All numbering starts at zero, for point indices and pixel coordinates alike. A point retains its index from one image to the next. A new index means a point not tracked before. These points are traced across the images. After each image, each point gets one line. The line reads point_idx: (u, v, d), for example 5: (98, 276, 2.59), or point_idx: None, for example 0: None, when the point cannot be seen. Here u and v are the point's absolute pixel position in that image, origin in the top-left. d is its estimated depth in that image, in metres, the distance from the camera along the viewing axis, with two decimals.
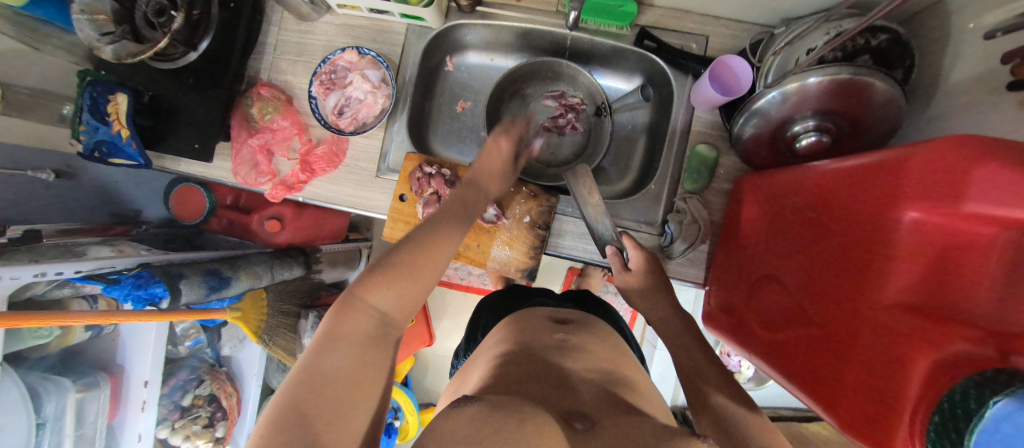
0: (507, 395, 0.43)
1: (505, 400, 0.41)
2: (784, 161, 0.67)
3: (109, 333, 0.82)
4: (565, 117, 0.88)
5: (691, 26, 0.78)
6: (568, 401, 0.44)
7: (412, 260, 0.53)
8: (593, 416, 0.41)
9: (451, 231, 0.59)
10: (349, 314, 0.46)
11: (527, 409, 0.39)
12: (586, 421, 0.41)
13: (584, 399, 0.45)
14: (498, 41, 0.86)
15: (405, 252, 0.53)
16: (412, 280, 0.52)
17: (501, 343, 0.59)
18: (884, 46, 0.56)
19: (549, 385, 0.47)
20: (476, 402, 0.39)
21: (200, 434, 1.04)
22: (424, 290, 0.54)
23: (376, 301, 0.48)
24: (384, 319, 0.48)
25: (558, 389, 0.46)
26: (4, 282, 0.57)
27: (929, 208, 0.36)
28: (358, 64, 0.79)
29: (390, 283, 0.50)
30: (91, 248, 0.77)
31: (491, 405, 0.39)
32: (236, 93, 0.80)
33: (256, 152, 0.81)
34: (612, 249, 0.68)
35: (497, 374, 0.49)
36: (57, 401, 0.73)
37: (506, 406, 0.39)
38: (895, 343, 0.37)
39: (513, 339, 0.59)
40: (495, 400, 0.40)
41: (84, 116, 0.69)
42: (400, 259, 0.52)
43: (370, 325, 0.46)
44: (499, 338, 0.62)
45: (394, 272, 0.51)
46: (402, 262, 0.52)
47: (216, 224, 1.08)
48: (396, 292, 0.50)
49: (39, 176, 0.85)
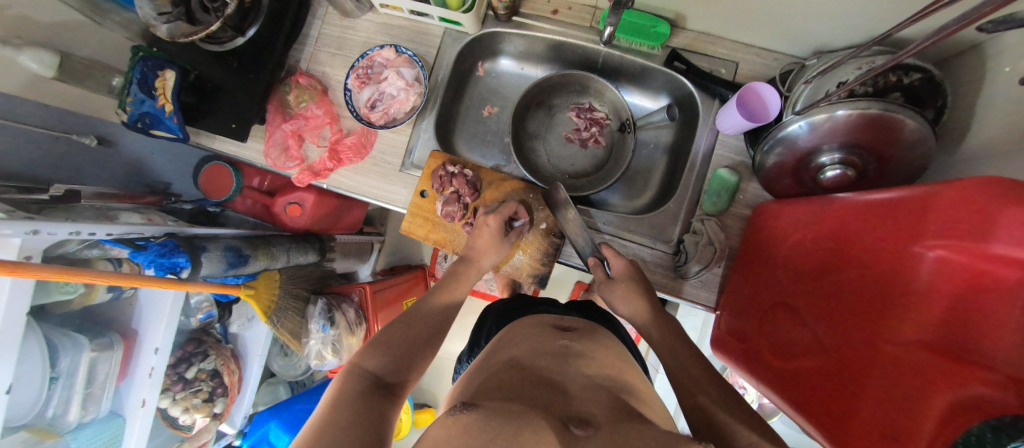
0: (507, 401, 0.43)
1: (504, 406, 0.41)
2: (807, 191, 0.67)
3: (128, 297, 0.84)
4: (589, 131, 0.89)
5: (722, 52, 0.80)
6: (567, 407, 0.43)
7: (405, 329, 0.61)
8: (595, 421, 0.40)
9: (441, 302, 0.69)
10: (349, 379, 0.50)
11: (526, 415, 0.39)
12: (588, 426, 0.39)
13: (585, 405, 0.44)
14: (530, 52, 0.89)
15: (395, 325, 0.61)
16: (404, 346, 0.58)
17: (505, 348, 0.59)
18: (918, 84, 0.57)
19: (548, 390, 0.46)
20: (474, 410, 0.39)
21: (200, 407, 1.04)
22: (418, 355, 0.59)
23: (371, 365, 0.53)
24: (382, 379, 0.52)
25: (558, 395, 0.46)
26: (42, 237, 0.60)
27: (955, 247, 0.36)
28: (394, 62, 0.83)
29: (383, 350, 0.56)
30: (123, 213, 0.80)
31: (489, 412, 0.39)
32: (276, 80, 0.84)
33: (288, 136, 0.84)
34: (594, 260, 0.75)
35: (498, 380, 0.49)
36: (72, 357, 0.75)
37: (506, 412, 0.39)
38: (912, 380, 0.36)
39: (516, 346, 0.58)
40: (493, 406, 0.41)
41: (134, 89, 0.72)
42: (391, 330, 0.60)
43: (370, 383, 0.51)
44: (503, 342, 0.62)
45: (385, 340, 0.58)
46: (393, 331, 0.60)
47: (240, 203, 1.11)
48: (388, 357, 0.56)
49: (83, 140, 0.89)
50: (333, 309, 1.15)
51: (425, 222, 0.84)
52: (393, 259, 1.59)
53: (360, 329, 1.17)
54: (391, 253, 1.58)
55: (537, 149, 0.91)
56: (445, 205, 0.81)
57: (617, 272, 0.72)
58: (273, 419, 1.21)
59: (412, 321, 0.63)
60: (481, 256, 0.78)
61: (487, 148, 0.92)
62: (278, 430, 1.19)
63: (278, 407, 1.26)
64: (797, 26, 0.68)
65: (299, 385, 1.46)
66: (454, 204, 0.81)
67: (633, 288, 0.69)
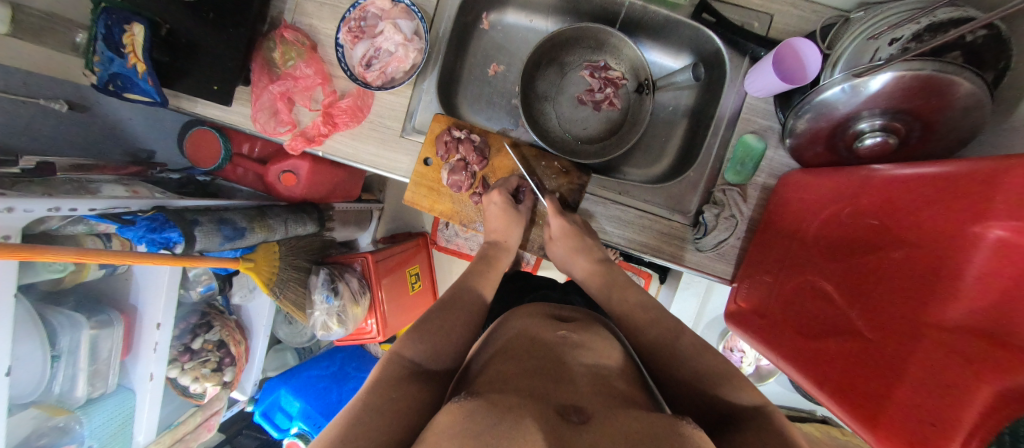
0: (507, 393, 0.40)
1: (504, 397, 0.38)
2: (839, 160, 0.63)
3: (122, 272, 0.81)
4: (603, 92, 0.83)
5: (756, 2, 0.71)
6: (564, 396, 0.41)
7: (444, 318, 0.59)
8: (589, 410, 0.38)
9: (478, 290, 0.67)
10: (389, 367, 0.50)
11: (524, 407, 0.37)
12: (581, 415, 0.37)
13: (583, 394, 0.42)
14: (540, 1, 0.80)
15: (436, 311, 0.60)
16: (442, 333, 0.57)
17: (503, 336, 0.57)
18: (981, 41, 0.50)
19: (548, 380, 0.44)
20: (475, 398, 0.37)
21: (209, 376, 1.05)
22: (455, 339, 0.57)
23: (410, 353, 0.53)
24: (417, 367, 0.51)
25: (556, 383, 0.43)
26: (18, 215, 0.55)
27: (1019, 227, 0.33)
28: (390, 12, 0.74)
29: (421, 337, 0.55)
30: (106, 186, 0.74)
31: (489, 400, 0.37)
32: (259, 34, 0.75)
33: (276, 99, 0.77)
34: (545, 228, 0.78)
35: (496, 372, 0.46)
36: (71, 336, 0.73)
37: (504, 404, 0.36)
38: (957, 368, 0.35)
39: (514, 334, 0.56)
40: (492, 398, 0.37)
41: (99, 46, 0.64)
42: (434, 316, 0.59)
43: (406, 372, 0.50)
44: (501, 329, 0.61)
45: (424, 328, 0.57)
46: (433, 319, 0.58)
47: (230, 172, 1.05)
48: (427, 345, 0.54)
49: (52, 106, 0.81)
50: (336, 279, 1.13)
51: (429, 192, 0.79)
52: (393, 226, 1.55)
53: (364, 298, 1.16)
54: (391, 220, 1.55)
55: (547, 112, 0.85)
56: (452, 174, 0.76)
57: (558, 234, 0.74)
58: (284, 386, 1.24)
59: (452, 309, 0.61)
60: (506, 236, 0.76)
61: (494, 111, 0.86)
62: (289, 396, 1.22)
63: (286, 374, 1.29)
64: None
65: (306, 352, 1.48)
66: (461, 172, 0.76)
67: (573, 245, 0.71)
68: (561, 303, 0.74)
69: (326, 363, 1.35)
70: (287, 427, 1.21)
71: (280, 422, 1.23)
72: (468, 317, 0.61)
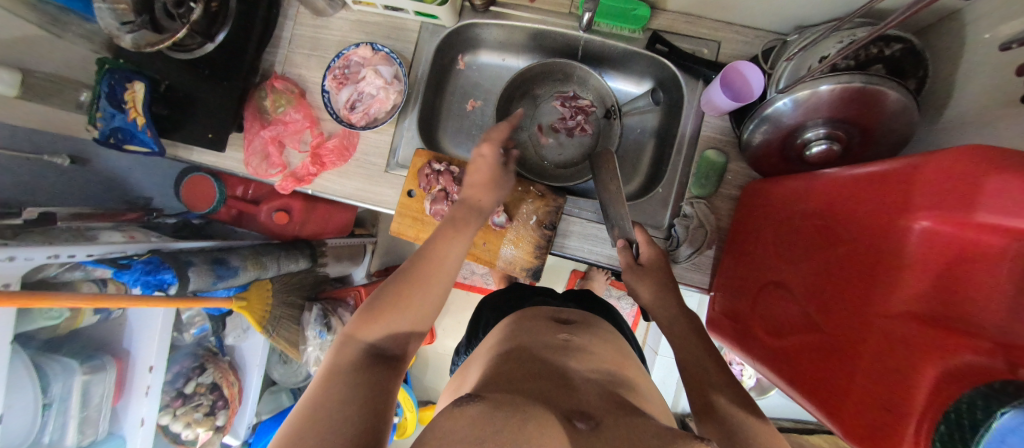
0: (509, 394, 0.42)
1: (508, 399, 0.41)
2: (794, 167, 0.67)
3: (116, 317, 0.82)
4: (575, 119, 0.88)
5: (703, 31, 0.79)
6: (569, 400, 0.43)
7: (406, 289, 0.57)
8: (596, 417, 0.41)
9: (443, 264, 0.62)
10: (342, 353, 0.49)
11: (530, 409, 0.39)
12: (590, 421, 0.40)
13: (585, 399, 0.44)
14: (510, 41, 0.87)
15: (396, 285, 0.57)
16: (403, 312, 0.55)
17: (506, 340, 0.60)
18: (897, 55, 0.57)
19: (552, 384, 0.47)
20: (480, 401, 0.38)
21: (202, 422, 1.04)
22: (415, 319, 0.56)
23: (368, 336, 0.51)
24: (375, 351, 0.50)
25: (561, 387, 0.46)
26: (19, 263, 0.59)
27: (941, 216, 0.37)
28: (371, 60, 0.80)
29: (378, 316, 0.53)
30: (104, 233, 0.78)
31: (495, 404, 0.39)
32: (251, 86, 0.81)
33: (267, 143, 0.82)
34: (623, 242, 0.70)
35: (499, 373, 0.49)
36: (64, 381, 0.74)
37: (510, 405, 0.39)
38: (902, 353, 0.37)
39: (518, 338, 0.59)
40: (498, 399, 0.40)
41: (102, 103, 0.70)
42: (394, 290, 0.56)
43: (362, 358, 0.48)
44: (503, 336, 0.63)
45: (383, 305, 0.55)
46: (391, 293, 0.56)
47: (225, 214, 1.09)
48: (385, 326, 0.53)
49: (55, 160, 0.86)
50: (329, 314, 1.14)
51: (414, 222, 0.83)
52: (387, 259, 1.58)
53: None
54: (384, 254, 1.58)
55: (523, 141, 0.90)
56: (434, 204, 0.81)
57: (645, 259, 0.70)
58: None
59: (415, 284, 0.58)
60: (480, 195, 0.72)
61: (473, 143, 0.91)
62: None
63: (280, 416, 1.25)
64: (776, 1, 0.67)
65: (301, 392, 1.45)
66: (442, 202, 0.81)
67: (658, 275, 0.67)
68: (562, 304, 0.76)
69: None
70: None
71: None
72: (433, 289, 0.59)
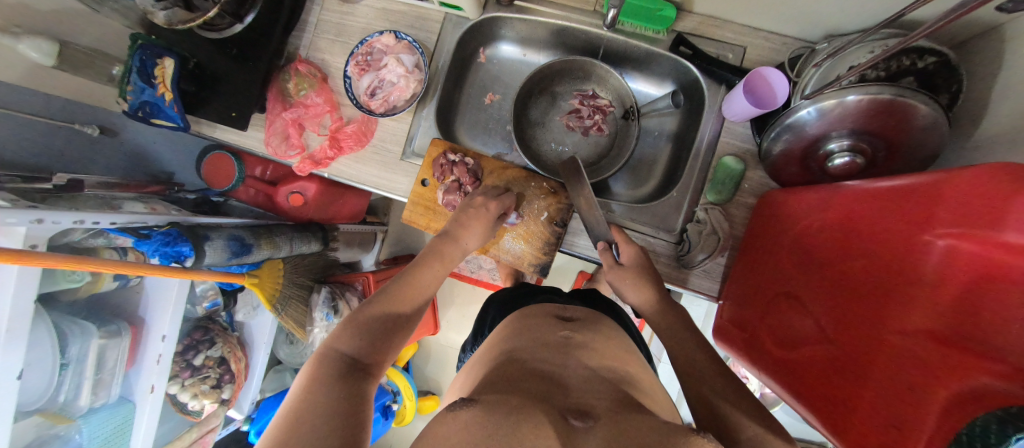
0: (506, 394, 0.43)
1: (504, 399, 0.41)
2: (815, 178, 0.66)
3: (133, 285, 0.85)
4: (592, 118, 0.88)
5: (729, 36, 0.77)
6: (568, 400, 0.44)
7: (383, 311, 0.59)
8: (593, 414, 0.41)
9: (423, 293, 0.67)
10: (322, 362, 0.49)
11: (527, 409, 0.39)
12: (586, 419, 0.40)
13: (583, 397, 0.44)
14: (532, 37, 0.87)
15: (376, 305, 0.60)
16: (380, 330, 0.57)
17: (505, 340, 0.60)
18: (932, 68, 0.55)
19: (550, 383, 0.47)
20: (474, 405, 0.39)
21: (208, 393, 1.06)
22: (393, 333, 0.58)
23: (344, 347, 0.52)
24: (353, 361, 0.51)
25: (558, 386, 0.46)
26: (46, 226, 0.61)
27: (964, 234, 0.36)
28: (394, 48, 0.81)
29: (359, 332, 0.55)
30: (127, 203, 0.80)
31: (489, 407, 0.39)
32: (276, 68, 0.83)
33: (288, 125, 0.84)
34: (602, 244, 0.73)
35: (497, 372, 0.50)
36: (81, 344, 0.77)
37: (506, 406, 0.39)
38: (917, 372, 0.36)
39: (516, 338, 0.60)
40: (493, 401, 0.41)
41: (133, 77, 0.71)
42: (372, 311, 0.59)
43: (341, 366, 0.49)
44: (503, 335, 0.63)
45: (360, 322, 0.56)
46: (370, 312, 0.58)
47: (242, 193, 1.11)
48: (363, 339, 0.54)
49: (85, 129, 0.89)
50: (337, 298, 1.16)
51: (425, 211, 0.83)
52: (396, 248, 1.60)
53: None
54: (394, 242, 1.60)
55: (538, 137, 0.90)
56: (447, 194, 0.81)
57: (627, 259, 0.72)
58: None
59: (388, 301, 0.61)
60: (467, 231, 0.74)
61: (489, 136, 0.91)
62: None
63: (283, 394, 1.28)
64: (806, 8, 0.66)
65: None
66: (455, 193, 0.81)
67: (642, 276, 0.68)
68: (568, 302, 0.77)
69: None
70: None
71: None
72: (406, 309, 0.63)
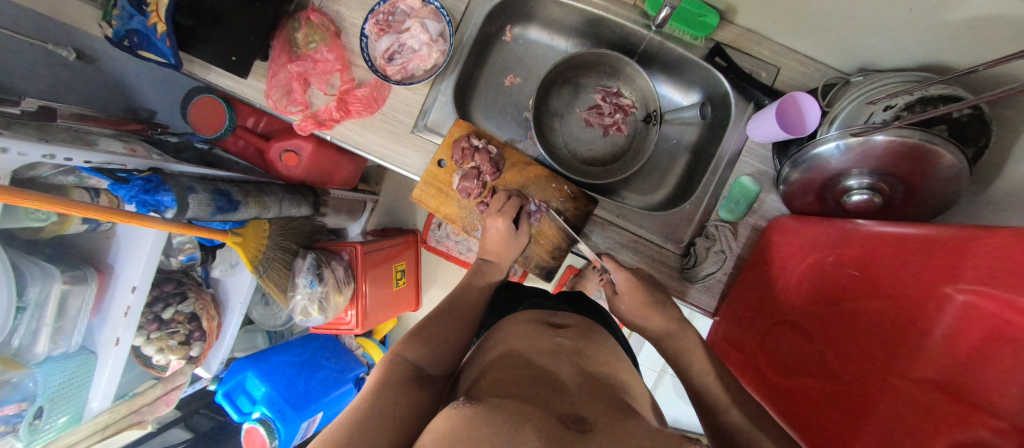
0: (507, 398, 0.41)
1: (504, 404, 0.40)
2: (828, 211, 0.66)
3: (104, 231, 0.79)
4: (612, 117, 0.86)
5: (766, 53, 0.76)
6: (566, 405, 0.43)
7: (441, 328, 0.62)
8: (590, 420, 0.40)
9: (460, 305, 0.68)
10: (390, 368, 0.53)
11: (527, 413, 0.39)
12: (584, 425, 0.39)
13: (583, 404, 0.44)
14: (565, 23, 0.83)
15: (434, 323, 0.63)
16: (442, 342, 0.60)
17: (499, 344, 0.59)
18: (965, 120, 0.54)
19: (546, 388, 0.46)
20: (477, 405, 0.38)
21: (175, 349, 1.01)
22: (453, 349, 0.60)
23: (411, 356, 0.55)
24: (415, 368, 0.53)
25: (556, 392, 0.45)
26: (11, 157, 0.54)
27: (987, 293, 0.36)
28: (419, 12, 0.75)
29: (422, 341, 0.58)
30: (104, 140, 0.73)
31: (489, 408, 0.38)
32: (284, 13, 0.75)
33: (292, 78, 0.77)
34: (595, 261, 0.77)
35: (495, 376, 0.49)
36: (42, 287, 0.71)
37: (507, 410, 0.38)
38: (919, 419, 0.37)
39: (514, 342, 0.58)
40: (494, 403, 0.39)
41: (121, 1, 0.66)
42: (434, 328, 0.61)
43: (403, 373, 0.52)
44: (498, 338, 0.62)
45: (425, 335, 0.60)
46: (430, 327, 0.62)
47: (231, 144, 1.04)
48: (428, 350, 0.57)
49: (60, 52, 0.81)
50: (322, 266, 1.10)
51: (438, 193, 0.81)
52: (385, 220, 1.55)
53: (348, 288, 1.14)
54: (383, 213, 1.55)
55: (555, 128, 0.87)
56: (463, 180, 0.78)
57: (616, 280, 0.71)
58: (251, 368, 1.19)
59: (446, 318, 0.64)
60: (500, 257, 0.79)
61: (505, 120, 0.88)
62: (255, 379, 1.17)
63: (256, 356, 1.24)
64: (851, 38, 0.65)
65: (278, 336, 1.44)
66: (472, 180, 0.77)
67: (632, 289, 0.69)
68: (561, 307, 0.76)
69: (298, 351, 1.32)
70: (249, 411, 1.17)
71: (242, 405, 1.18)
72: (460, 326, 0.64)
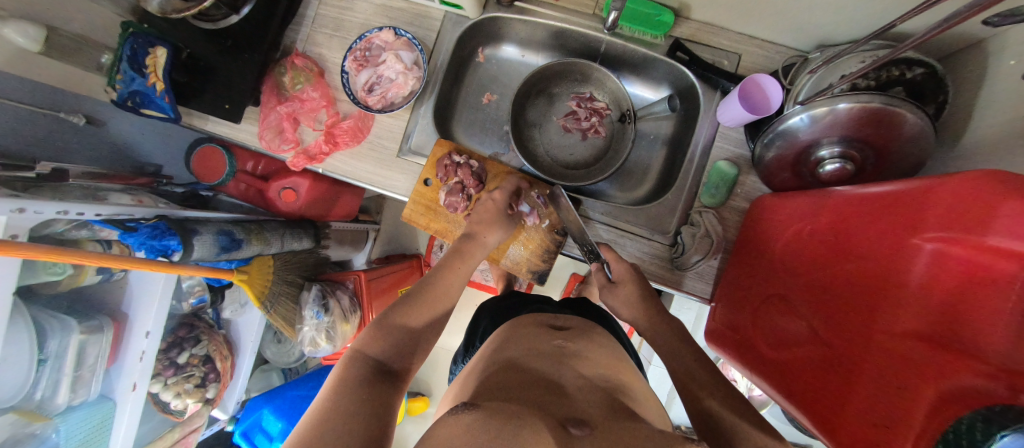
0: (505, 403, 0.42)
1: (503, 409, 0.40)
2: (806, 185, 0.67)
3: (118, 279, 0.83)
4: (589, 121, 0.88)
5: (725, 43, 0.79)
6: (564, 409, 0.43)
7: (405, 319, 0.60)
8: (590, 423, 0.40)
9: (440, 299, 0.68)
10: (353, 363, 0.51)
11: (526, 416, 0.39)
12: (584, 428, 0.39)
13: (585, 408, 0.44)
14: (532, 38, 0.88)
15: (395, 312, 0.61)
16: (405, 336, 0.58)
17: (497, 350, 0.59)
18: (919, 78, 0.57)
19: (545, 391, 0.47)
20: (476, 410, 0.38)
21: (191, 393, 1.03)
22: (413, 345, 0.59)
23: (372, 351, 0.54)
24: (379, 367, 0.52)
25: (558, 395, 0.46)
26: (29, 217, 0.59)
27: (952, 239, 0.37)
28: (393, 45, 0.81)
29: (384, 336, 0.56)
30: (113, 194, 0.78)
31: (489, 413, 0.38)
32: (271, 61, 0.82)
33: (282, 119, 0.83)
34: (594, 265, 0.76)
35: (494, 380, 0.49)
36: (61, 339, 0.75)
37: (505, 413, 0.39)
38: (906, 373, 0.37)
39: (511, 347, 0.59)
40: (494, 408, 0.40)
41: (123, 66, 0.71)
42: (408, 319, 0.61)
43: (367, 370, 0.50)
44: (497, 344, 0.62)
45: (386, 327, 0.58)
46: (393, 315, 0.60)
47: (234, 188, 1.09)
48: (391, 345, 0.56)
49: (70, 118, 0.89)
50: (327, 296, 1.12)
51: (426, 210, 0.83)
52: (388, 248, 1.58)
53: (354, 316, 1.16)
54: (386, 241, 1.58)
55: (536, 138, 0.90)
56: (449, 195, 0.81)
57: (618, 276, 0.72)
58: (266, 406, 1.20)
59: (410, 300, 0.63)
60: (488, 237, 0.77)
61: (486, 136, 0.91)
62: (271, 416, 1.19)
63: (270, 394, 1.25)
64: (800, 18, 0.68)
65: (293, 372, 1.45)
66: (457, 194, 0.80)
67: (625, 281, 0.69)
68: (560, 311, 0.76)
69: (313, 383, 1.30)
70: None
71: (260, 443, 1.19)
72: (428, 329, 0.63)
